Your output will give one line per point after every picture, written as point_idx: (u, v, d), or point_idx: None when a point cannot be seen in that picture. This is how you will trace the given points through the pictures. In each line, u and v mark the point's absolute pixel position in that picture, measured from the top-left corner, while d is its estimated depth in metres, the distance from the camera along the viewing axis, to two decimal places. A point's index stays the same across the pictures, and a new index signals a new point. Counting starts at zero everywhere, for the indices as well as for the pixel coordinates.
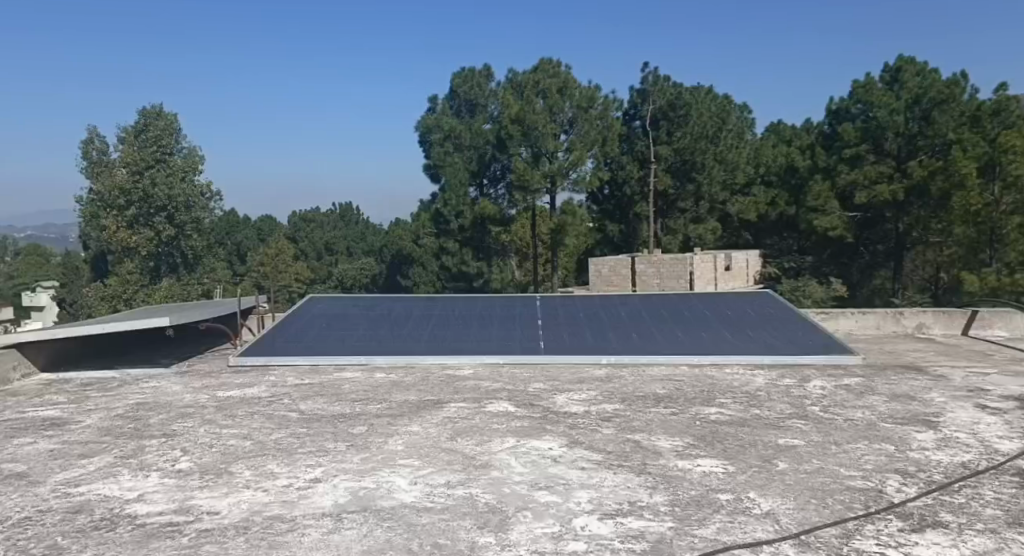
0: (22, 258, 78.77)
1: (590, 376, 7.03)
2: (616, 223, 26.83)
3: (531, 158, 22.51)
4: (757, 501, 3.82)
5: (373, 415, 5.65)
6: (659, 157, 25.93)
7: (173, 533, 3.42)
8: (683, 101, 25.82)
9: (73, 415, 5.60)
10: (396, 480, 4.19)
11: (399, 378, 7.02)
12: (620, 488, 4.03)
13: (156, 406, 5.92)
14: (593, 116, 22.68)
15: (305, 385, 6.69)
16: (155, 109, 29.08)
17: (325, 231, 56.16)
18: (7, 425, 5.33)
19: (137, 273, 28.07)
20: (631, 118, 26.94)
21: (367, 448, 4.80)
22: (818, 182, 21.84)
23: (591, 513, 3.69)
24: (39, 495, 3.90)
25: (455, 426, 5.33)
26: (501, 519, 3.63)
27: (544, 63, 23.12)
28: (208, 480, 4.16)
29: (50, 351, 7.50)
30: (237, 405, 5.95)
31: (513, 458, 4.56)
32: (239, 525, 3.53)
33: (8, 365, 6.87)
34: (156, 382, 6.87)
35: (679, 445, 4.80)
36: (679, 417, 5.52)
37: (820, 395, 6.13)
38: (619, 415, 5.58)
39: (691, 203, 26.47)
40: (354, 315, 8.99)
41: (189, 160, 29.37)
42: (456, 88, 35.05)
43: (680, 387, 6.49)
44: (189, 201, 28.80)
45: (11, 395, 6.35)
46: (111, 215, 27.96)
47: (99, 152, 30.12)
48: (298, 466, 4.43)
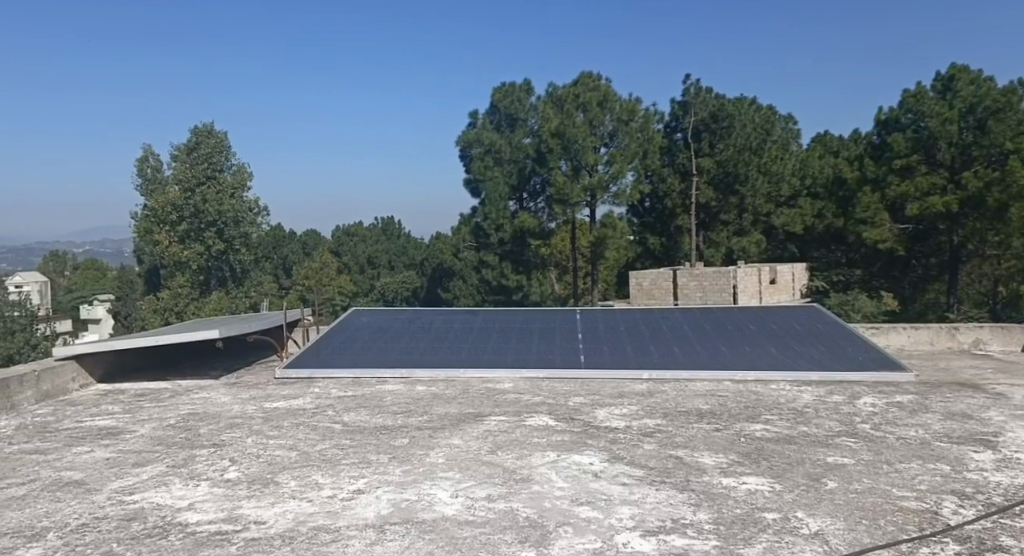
0: (79, 272, 81.68)
1: (631, 390, 6.97)
2: (658, 236, 26.57)
3: (571, 172, 22.49)
4: (805, 520, 3.74)
5: (415, 428, 5.69)
6: (701, 169, 25.82)
7: (222, 542, 3.50)
8: (726, 112, 25.57)
9: (128, 425, 5.78)
10: (437, 493, 4.21)
11: (440, 391, 7.06)
12: (663, 505, 3.98)
13: (205, 416, 6.08)
14: (634, 129, 22.67)
15: (348, 397, 6.78)
16: (206, 128, 29.92)
17: (368, 244, 56.91)
18: (65, 434, 5.53)
19: (188, 287, 28.86)
20: (672, 130, 26.78)
21: (409, 460, 4.84)
22: (866, 194, 21.32)
23: (633, 529, 3.66)
24: (95, 502, 4.03)
25: (495, 439, 5.34)
26: (542, 534, 3.62)
27: (584, 76, 23.10)
28: (255, 490, 4.25)
29: (106, 362, 7.74)
30: (282, 416, 6.07)
31: (554, 473, 4.55)
32: (285, 535, 3.59)
33: (67, 376, 7.12)
34: (207, 393, 7.04)
35: (724, 462, 4.73)
36: (724, 433, 5.43)
37: (871, 413, 5.97)
38: (660, 430, 5.52)
39: (735, 215, 26.11)
40: (396, 327, 9.11)
41: (238, 177, 30.21)
42: (496, 102, 35.07)
43: (724, 402, 6.40)
44: (238, 216, 29.59)
45: (70, 404, 6.59)
46: (163, 230, 28.85)
47: (154, 170, 31.13)
48: (342, 477, 4.49)
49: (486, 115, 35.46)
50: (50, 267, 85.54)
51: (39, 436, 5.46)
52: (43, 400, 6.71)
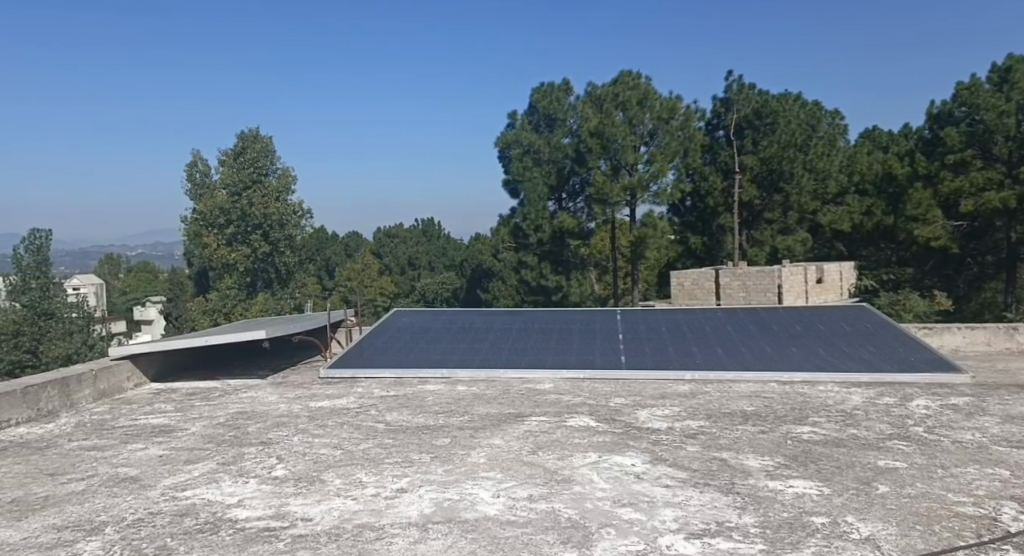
0: (131, 274, 84.26)
1: (674, 391, 6.90)
2: (699, 235, 26.25)
3: (610, 171, 22.36)
4: (856, 525, 3.66)
5: (456, 428, 5.73)
6: (743, 167, 25.38)
7: (271, 538, 3.57)
8: (770, 109, 25.22)
9: (180, 423, 5.94)
10: (479, 493, 4.23)
11: (481, 391, 7.09)
12: (707, 508, 3.94)
13: (253, 415, 6.22)
14: (674, 127, 22.43)
15: (390, 397, 6.86)
16: (252, 133, 30.57)
17: (408, 245, 57.41)
18: (121, 431, 5.71)
19: (235, 289, 29.51)
20: (714, 128, 26.49)
21: (450, 460, 4.87)
22: (917, 191, 20.76)
23: (676, 532, 3.63)
24: (150, 498, 4.16)
25: (536, 439, 5.35)
26: (584, 535, 3.61)
27: (624, 75, 22.90)
28: (301, 487, 4.32)
29: (159, 362, 7.96)
30: (327, 415, 6.17)
31: (596, 474, 4.54)
32: (331, 532, 3.65)
33: (122, 376, 7.35)
34: (254, 393, 7.19)
35: (770, 465, 4.65)
36: (769, 435, 5.34)
37: (924, 415, 5.80)
38: (704, 432, 5.45)
39: (780, 213, 25.45)
40: (437, 328, 9.18)
41: (283, 180, 30.80)
42: (535, 103, 35.00)
43: (770, 404, 6.29)
44: (283, 219, 30.17)
45: (125, 403, 6.80)
46: (211, 233, 29.58)
47: (202, 174, 31.97)
48: (385, 476, 4.54)
49: (525, 115, 35.44)
50: (105, 269, 88.36)
51: (96, 433, 5.65)
52: (100, 398, 6.93)
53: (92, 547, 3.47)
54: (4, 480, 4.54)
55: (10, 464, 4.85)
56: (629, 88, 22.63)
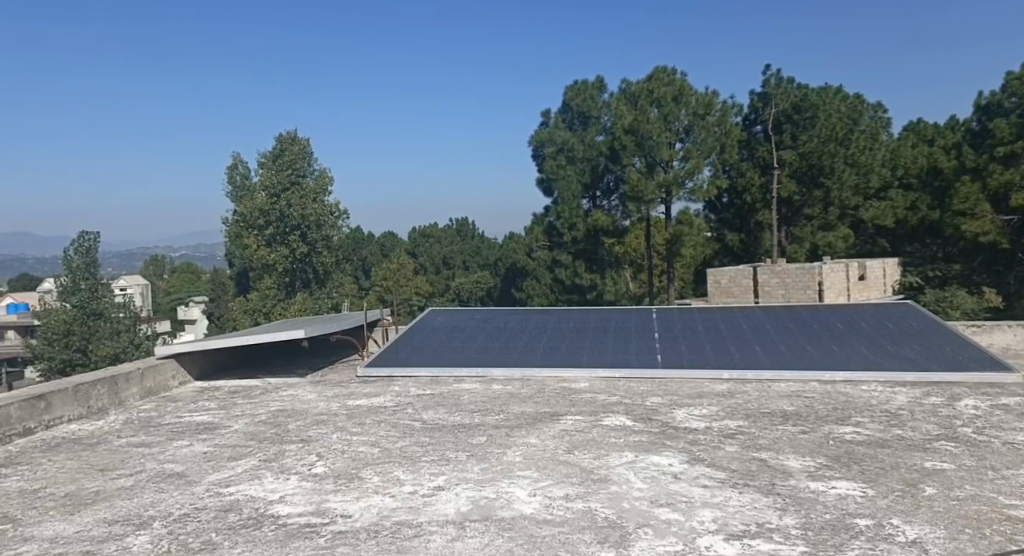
0: (175, 275, 86.22)
1: (711, 390, 6.82)
2: (737, 232, 25.93)
3: (645, 168, 22.18)
4: (902, 527, 3.58)
5: (492, 426, 5.75)
6: (782, 162, 24.81)
7: (312, 535, 3.63)
8: (809, 103, 24.71)
9: (223, 420, 6.07)
10: (516, 491, 4.24)
11: (516, 390, 7.09)
12: (747, 508, 3.89)
13: (293, 413, 6.32)
14: (710, 124, 22.17)
15: (426, 395, 6.91)
16: (290, 136, 31.08)
17: (443, 245, 57.62)
18: (167, 428, 5.86)
19: (275, 288, 30.00)
20: (751, 123, 26.15)
21: (487, 459, 4.89)
22: (965, 185, 20.22)
23: (715, 533, 3.59)
24: (195, 494, 4.26)
25: (572, 438, 5.34)
26: (622, 535, 3.59)
27: (659, 71, 22.68)
28: (341, 484, 4.39)
29: (203, 361, 8.15)
30: (365, 414, 6.24)
31: (632, 473, 4.51)
32: (370, 529, 3.70)
33: (168, 374, 7.53)
34: (294, 391, 7.30)
35: (811, 466, 4.57)
36: (811, 436, 5.25)
37: (973, 416, 5.63)
38: (743, 432, 5.38)
39: (820, 209, 24.80)
40: (472, 327, 9.21)
41: (320, 181, 31.23)
42: (569, 101, 34.80)
43: (811, 404, 6.18)
44: (320, 220, 30.61)
45: (171, 401, 6.98)
46: (251, 235, 30.12)
47: (243, 177, 32.58)
48: (422, 474, 4.58)
49: (558, 113, 35.29)
50: (150, 271, 90.14)
51: (144, 430, 5.81)
52: (146, 396, 7.12)
53: (141, 542, 3.57)
54: (57, 475, 4.69)
55: (62, 460, 5.01)
56: (664, 84, 22.39)
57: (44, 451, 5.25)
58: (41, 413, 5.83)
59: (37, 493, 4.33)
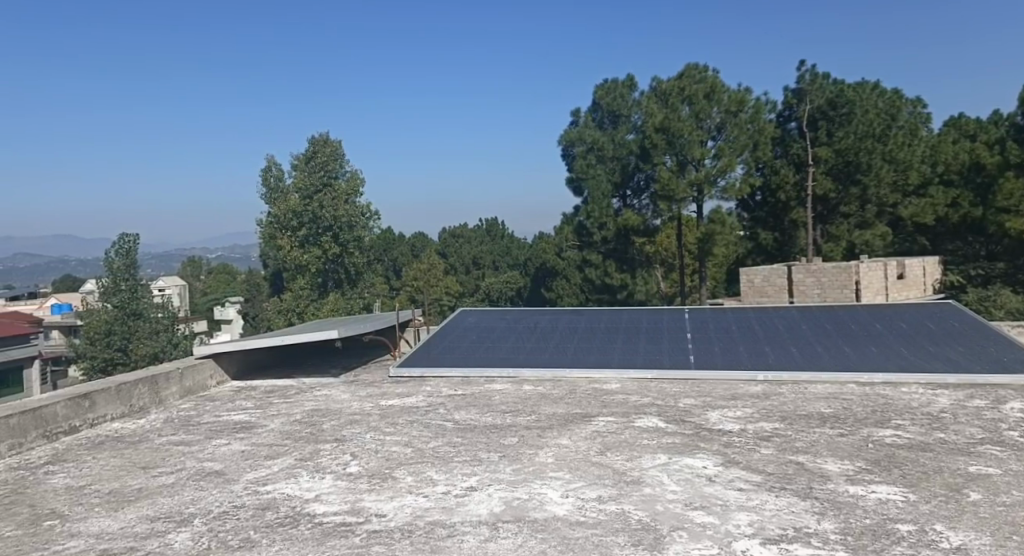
0: (211, 276, 87.82)
1: (746, 392, 6.74)
2: (770, 231, 25.55)
3: (676, 167, 22.03)
4: (945, 533, 3.50)
5: (523, 427, 5.75)
6: (817, 159, 24.34)
7: (347, 533, 3.67)
8: (845, 98, 24.24)
9: (259, 420, 6.16)
10: (548, 493, 4.24)
11: (547, 390, 7.09)
12: (784, 513, 3.83)
13: (327, 412, 6.39)
14: (743, 120, 21.86)
15: (457, 396, 6.93)
16: (322, 138, 31.42)
17: (473, 245, 57.71)
18: (205, 427, 5.97)
19: (308, 289, 30.38)
20: (785, 120, 25.70)
21: (518, 460, 4.89)
22: (1008, 180, 19.78)
23: (751, 537, 3.55)
24: (234, 491, 4.33)
25: (604, 440, 5.32)
26: (656, 538, 3.57)
27: (690, 68, 22.58)
28: (375, 484, 4.43)
29: (240, 360, 8.30)
30: (398, 413, 6.29)
31: (665, 476, 4.47)
32: (404, 528, 3.72)
33: (206, 374, 7.68)
34: (327, 391, 7.39)
35: (850, 470, 4.49)
36: (849, 438, 5.16)
37: (1018, 420, 5.48)
38: (779, 434, 5.31)
39: (857, 207, 24.35)
40: (502, 328, 9.23)
41: (352, 183, 31.51)
42: (599, 99, 34.59)
43: (849, 406, 6.06)
44: (352, 221, 30.89)
45: (209, 400, 7.13)
46: (285, 236, 30.54)
47: (276, 179, 33.11)
48: (455, 474, 4.60)
49: (588, 113, 35.11)
50: (187, 271, 91.72)
51: (184, 429, 5.93)
52: (186, 395, 7.26)
53: (183, 538, 3.64)
54: (102, 472, 4.80)
55: (107, 458, 5.13)
56: (695, 81, 22.26)
57: (89, 449, 5.38)
58: (86, 412, 5.98)
59: (82, 490, 4.44)
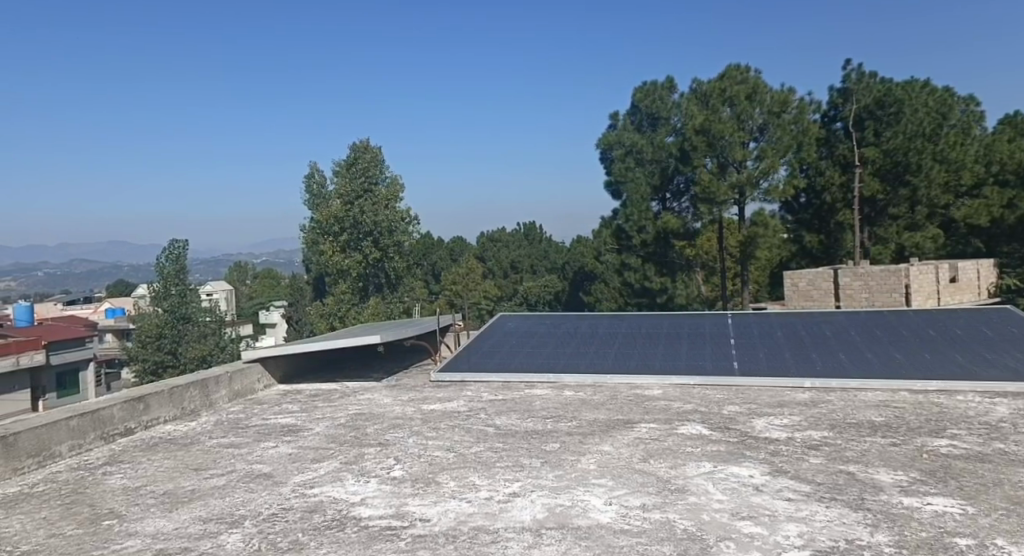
0: (257, 281, 89.47)
1: (792, 399, 6.59)
2: (815, 233, 25.05)
3: (717, 169, 21.70)
4: (1007, 549, 3.38)
5: (565, 433, 5.73)
6: (863, 160, 23.67)
7: (392, 537, 3.70)
8: (894, 97, 23.48)
9: (305, 423, 6.25)
10: (591, 499, 4.21)
11: (588, 396, 7.05)
12: (835, 524, 3.74)
13: (371, 417, 6.45)
14: (786, 121, 21.38)
15: (499, 400, 6.95)
16: (363, 144, 31.62)
17: (511, 250, 57.60)
18: (254, 430, 6.09)
19: (349, 293, 30.79)
20: (831, 120, 25.16)
21: (561, 466, 4.88)
22: None
23: (802, 548, 3.47)
24: (282, 494, 4.41)
25: (647, 447, 5.26)
26: (702, 548, 3.52)
27: (731, 69, 22.20)
28: (419, 488, 4.45)
29: (286, 365, 8.45)
30: (440, 418, 6.33)
31: (710, 485, 4.40)
32: (448, 534, 3.74)
33: (254, 378, 7.82)
34: (371, 395, 7.48)
35: (903, 480, 4.36)
36: (902, 448, 5.03)
37: None
38: (828, 443, 5.19)
39: (906, 208, 23.53)
40: (542, 332, 9.21)
41: (392, 189, 31.72)
42: (638, 102, 34.19)
43: (902, 415, 5.90)
44: (392, 226, 31.19)
45: (256, 403, 7.27)
46: (328, 240, 31.04)
47: (319, 186, 33.68)
48: (497, 479, 4.61)
49: (627, 116, 34.79)
50: (233, 276, 93.30)
51: (233, 431, 6.06)
52: (235, 398, 7.42)
53: (234, 540, 3.72)
54: (157, 473, 4.93)
55: (161, 459, 5.27)
56: (737, 82, 21.91)
57: (144, 451, 5.53)
58: (140, 414, 6.15)
59: (138, 491, 4.57)
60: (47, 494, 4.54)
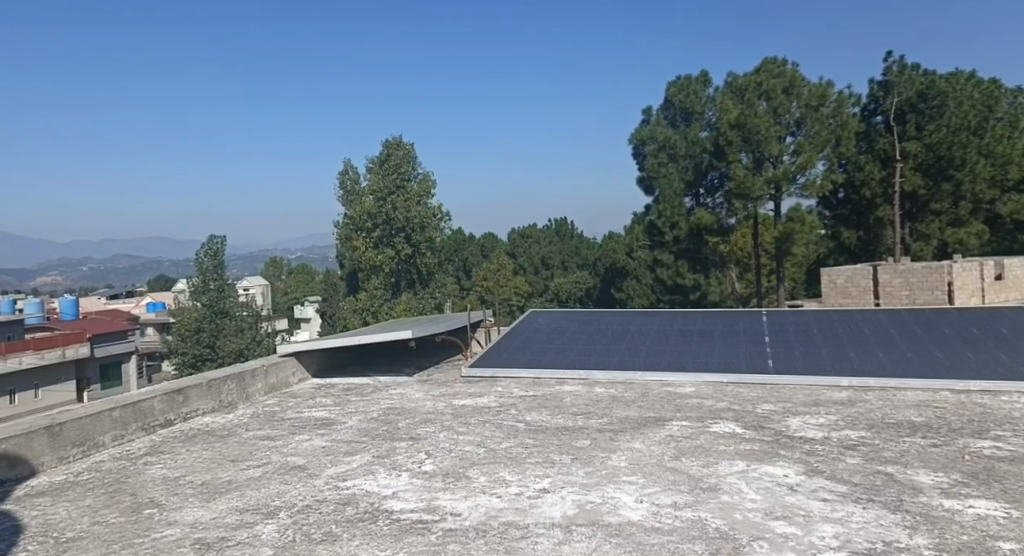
0: (292, 276, 90.66)
1: (828, 398, 6.47)
2: (853, 230, 24.58)
3: (752, 164, 21.39)
4: None
5: (596, 430, 5.71)
6: (905, 154, 23.10)
7: (424, 530, 3.73)
8: (937, 90, 22.94)
9: (338, 417, 6.33)
10: (622, 497, 4.19)
11: (619, 393, 7.01)
12: (872, 525, 3.68)
13: (403, 411, 6.50)
14: (824, 115, 21.02)
15: (529, 396, 6.95)
16: (395, 141, 31.78)
17: (542, 246, 57.48)
18: (289, 422, 6.19)
19: (381, 289, 31.01)
20: (871, 114, 24.65)
21: (591, 462, 4.86)
22: None
23: (837, 549, 3.42)
24: (316, 486, 4.47)
25: (679, 445, 5.22)
26: (735, 547, 3.49)
27: (768, 62, 21.82)
28: (449, 483, 4.48)
29: (320, 359, 8.56)
30: (470, 413, 6.35)
31: (743, 484, 4.35)
32: (479, 528, 3.75)
33: (288, 371, 7.93)
34: (402, 390, 7.53)
35: (944, 482, 4.26)
36: (942, 449, 4.91)
37: None
38: (866, 443, 5.09)
39: (949, 204, 22.84)
40: (573, 329, 9.18)
41: (424, 185, 31.92)
42: (671, 97, 33.94)
43: (943, 415, 5.76)
44: (424, 222, 31.45)
45: (291, 396, 7.38)
46: (361, 237, 31.30)
47: (352, 182, 34.05)
48: (528, 475, 4.61)
49: (659, 111, 34.48)
50: (269, 272, 94.70)
51: (268, 424, 6.16)
52: (270, 391, 7.53)
53: (269, 530, 3.78)
54: (195, 464, 5.04)
55: (199, 450, 5.38)
56: (773, 76, 21.52)
57: (183, 442, 5.66)
58: (179, 406, 6.28)
59: (177, 481, 4.66)
60: (91, 483, 4.67)
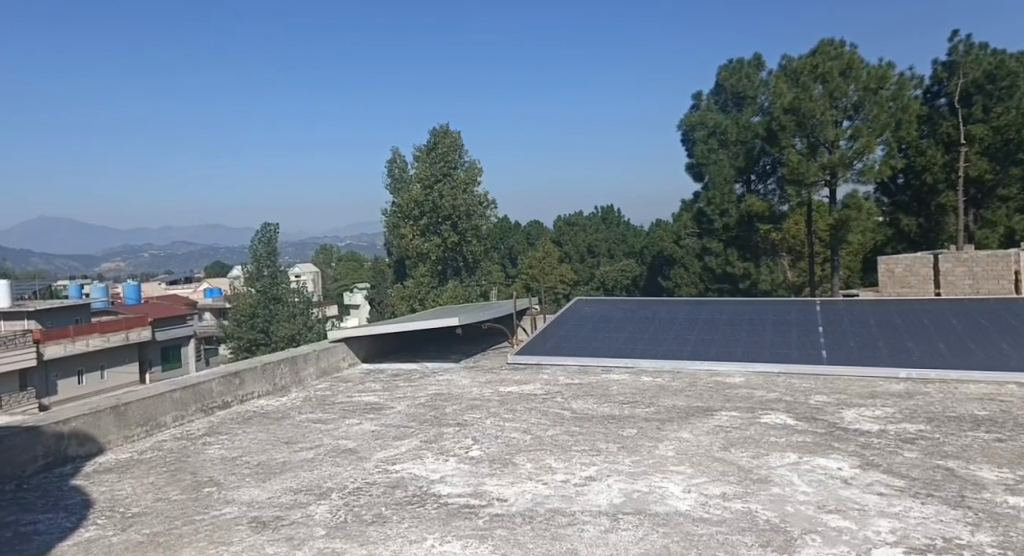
0: (341, 263, 92.07)
1: (885, 390, 6.29)
2: (913, 217, 23.92)
3: (807, 149, 20.92)
4: None
5: (643, 418, 5.67)
6: (970, 138, 22.10)
7: (471, 515, 3.76)
8: (1007, 70, 21.76)
9: (387, 402, 6.42)
10: (669, 487, 4.15)
11: (666, 382, 6.94)
12: (931, 521, 3.57)
13: (449, 397, 6.57)
14: (885, 98, 20.23)
15: (575, 385, 6.93)
16: (443, 129, 31.90)
17: (589, 233, 56.94)
18: (340, 406, 6.30)
19: (429, 276, 31.13)
20: (934, 96, 23.63)
21: (638, 451, 4.83)
22: None
23: (893, 545, 3.33)
24: (366, 469, 4.55)
25: (728, 435, 5.13)
26: (786, 540, 3.43)
27: (825, 45, 21.11)
28: (496, 468, 4.51)
29: (370, 344, 8.70)
30: (517, 400, 6.37)
31: (795, 476, 4.27)
32: (526, 514, 3.77)
33: (339, 356, 8.09)
34: (450, 376, 7.61)
35: (1009, 479, 4.10)
36: (1008, 444, 4.72)
37: None
38: (925, 437, 4.93)
39: (1018, 189, 21.87)
40: (619, 318, 9.10)
41: (471, 173, 32.05)
42: (723, 81, 33.21)
43: (1008, 409, 5.53)
44: (470, 210, 31.62)
45: (341, 381, 7.53)
46: (408, 224, 31.45)
47: (401, 170, 34.34)
48: (574, 463, 4.61)
49: (711, 96, 33.82)
50: (320, 259, 96.54)
51: (320, 407, 6.29)
52: (322, 375, 7.69)
53: (322, 511, 3.87)
54: (252, 445, 5.19)
55: (255, 432, 5.54)
56: (830, 58, 20.80)
57: (239, 423, 5.82)
58: (236, 388, 6.46)
59: (235, 461, 4.80)
60: (154, 461, 4.84)
